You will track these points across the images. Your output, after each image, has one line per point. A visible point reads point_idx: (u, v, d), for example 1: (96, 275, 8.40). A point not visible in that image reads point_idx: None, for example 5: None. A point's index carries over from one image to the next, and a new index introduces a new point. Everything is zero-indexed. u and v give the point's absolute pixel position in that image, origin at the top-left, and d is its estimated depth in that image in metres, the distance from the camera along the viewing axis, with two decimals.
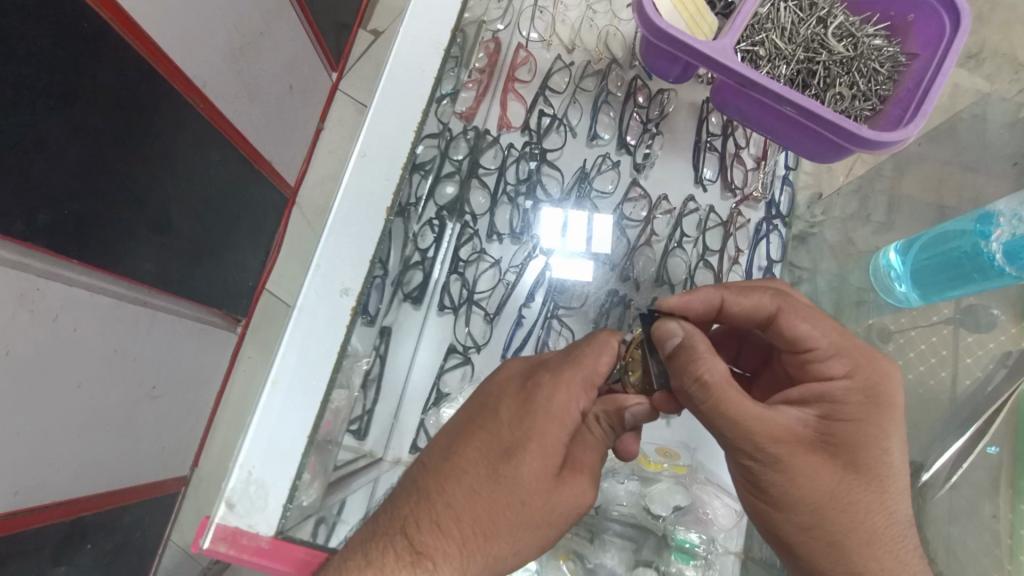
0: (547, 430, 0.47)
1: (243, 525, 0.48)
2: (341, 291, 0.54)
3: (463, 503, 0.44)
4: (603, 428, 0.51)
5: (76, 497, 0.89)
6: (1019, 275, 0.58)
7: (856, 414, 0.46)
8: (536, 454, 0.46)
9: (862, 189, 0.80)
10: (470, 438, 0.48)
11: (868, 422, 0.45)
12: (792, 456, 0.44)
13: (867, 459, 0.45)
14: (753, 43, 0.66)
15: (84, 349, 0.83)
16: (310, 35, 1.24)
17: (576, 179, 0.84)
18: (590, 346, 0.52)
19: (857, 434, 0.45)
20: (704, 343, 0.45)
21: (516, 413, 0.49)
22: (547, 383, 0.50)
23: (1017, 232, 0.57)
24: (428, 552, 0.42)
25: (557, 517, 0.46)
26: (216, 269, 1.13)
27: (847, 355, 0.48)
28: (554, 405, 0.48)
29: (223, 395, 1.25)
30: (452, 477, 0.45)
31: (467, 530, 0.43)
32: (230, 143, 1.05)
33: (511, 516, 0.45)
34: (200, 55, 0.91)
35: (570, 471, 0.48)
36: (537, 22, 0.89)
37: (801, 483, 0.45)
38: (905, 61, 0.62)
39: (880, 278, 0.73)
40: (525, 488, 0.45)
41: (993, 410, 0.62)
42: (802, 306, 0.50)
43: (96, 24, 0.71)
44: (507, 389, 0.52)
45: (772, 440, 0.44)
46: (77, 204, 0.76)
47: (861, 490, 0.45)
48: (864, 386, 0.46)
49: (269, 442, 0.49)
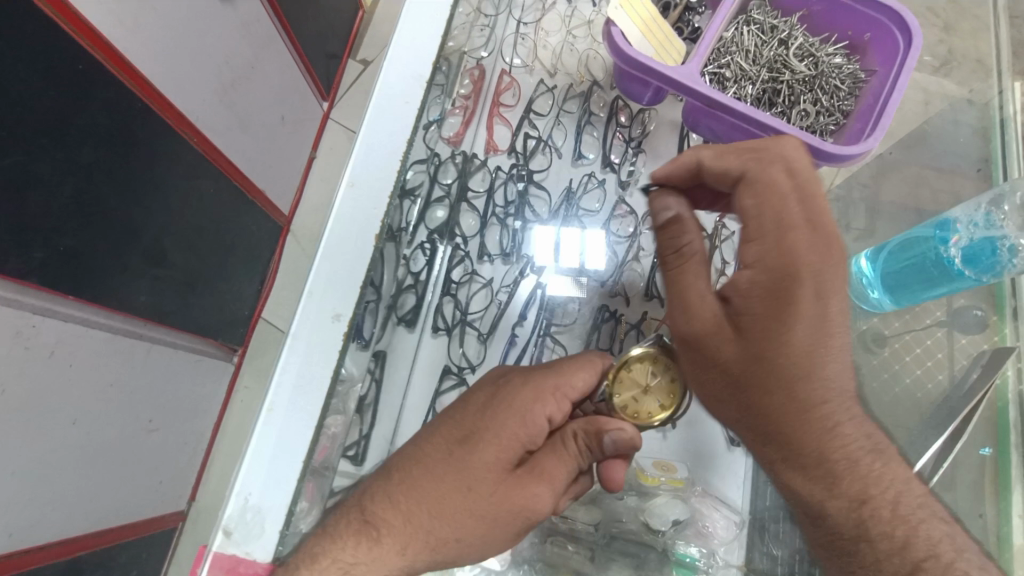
0: (501, 425, 0.52)
1: (241, 553, 0.53)
2: (334, 316, 0.60)
3: (417, 483, 0.51)
4: (577, 447, 0.53)
5: (71, 535, 0.88)
6: (980, 278, 0.60)
7: (756, 310, 0.46)
8: (489, 448, 0.51)
9: (842, 198, 0.82)
10: (437, 430, 0.54)
11: (778, 312, 0.45)
12: (743, 363, 0.47)
13: (773, 358, 0.46)
14: (720, 65, 0.69)
15: (80, 384, 0.83)
16: (300, 67, 1.27)
17: (562, 199, 0.86)
18: (572, 364, 0.56)
19: (761, 330, 0.46)
20: (692, 220, 0.51)
21: (480, 407, 0.55)
22: (516, 384, 0.55)
23: (974, 237, 0.60)
24: (375, 522, 0.50)
25: (502, 510, 0.51)
26: (212, 298, 1.14)
27: (763, 247, 0.47)
28: (515, 403, 0.53)
29: (220, 426, 1.24)
30: (413, 460, 0.53)
31: (414, 506, 0.51)
32: (222, 175, 1.07)
33: (456, 501, 0.50)
34: (191, 90, 0.93)
35: (525, 472, 0.52)
36: (519, 49, 0.92)
37: (760, 396, 0.46)
38: (865, 78, 0.66)
39: (855, 285, 0.75)
40: (469, 477, 0.51)
41: (971, 406, 0.60)
42: (803, 192, 0.48)
43: (91, 63, 0.74)
44: (483, 385, 0.57)
45: (715, 338, 0.48)
46: (71, 239, 0.77)
47: (777, 394, 0.46)
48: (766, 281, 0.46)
49: (261, 464, 0.54)
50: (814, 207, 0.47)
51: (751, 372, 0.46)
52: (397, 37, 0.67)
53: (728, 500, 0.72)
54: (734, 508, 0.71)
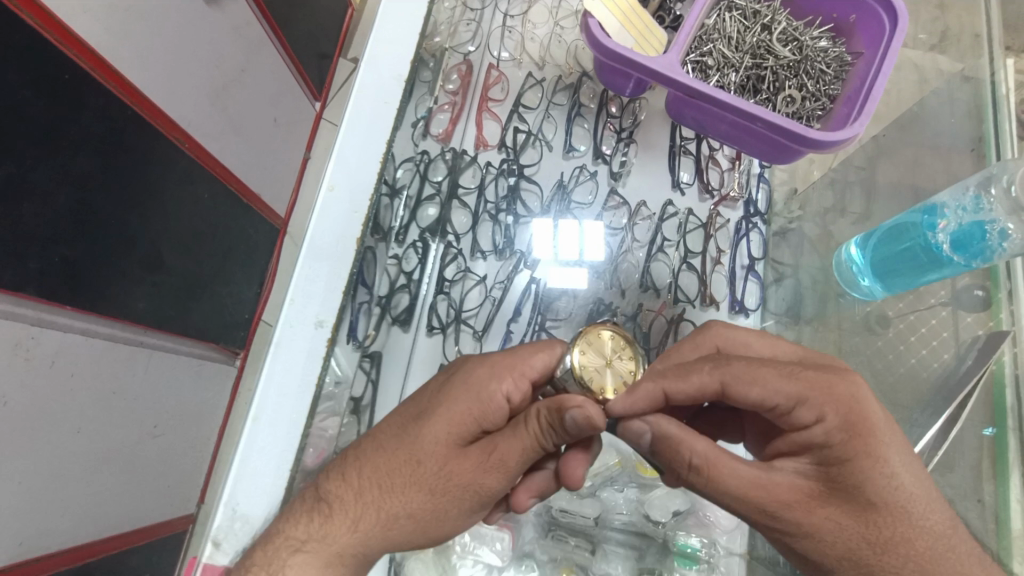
0: (456, 399, 0.49)
1: (229, 562, 0.56)
2: (317, 323, 0.62)
3: (368, 458, 0.49)
4: (539, 425, 0.46)
5: (81, 542, 0.89)
6: (970, 263, 0.59)
7: (846, 452, 0.43)
8: (442, 422, 0.48)
9: (836, 182, 0.81)
10: (398, 407, 0.53)
11: (864, 461, 0.43)
12: (802, 511, 0.44)
13: (879, 495, 0.43)
14: (703, 53, 0.68)
15: (81, 394, 0.83)
16: (292, 68, 1.27)
17: (555, 191, 0.85)
18: (535, 345, 0.53)
19: (856, 474, 0.43)
20: (670, 427, 0.47)
21: (441, 383, 0.52)
22: (476, 359, 0.52)
23: (962, 221, 0.59)
24: (328, 497, 0.49)
25: (451, 486, 0.48)
26: (211, 302, 1.14)
27: (807, 398, 0.45)
28: (473, 375, 0.50)
29: (224, 429, 1.25)
30: (369, 436, 0.51)
31: (364, 480, 0.49)
32: (216, 180, 1.06)
33: (405, 476, 0.48)
34: (182, 96, 0.93)
35: (479, 449, 0.49)
36: (506, 42, 0.91)
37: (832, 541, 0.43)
38: (851, 61, 0.64)
39: (845, 273, 0.74)
40: (424, 451, 0.48)
41: (965, 392, 0.60)
42: (746, 370, 0.46)
43: (78, 73, 0.73)
44: (447, 364, 0.54)
45: (767, 502, 0.44)
46: (68, 250, 0.77)
47: (889, 529, 0.43)
48: (838, 421, 0.44)
49: (244, 473, 0.57)
50: (781, 387, 0.45)
51: (857, 509, 0.43)
52: (372, 40, 0.67)
53: None
54: None
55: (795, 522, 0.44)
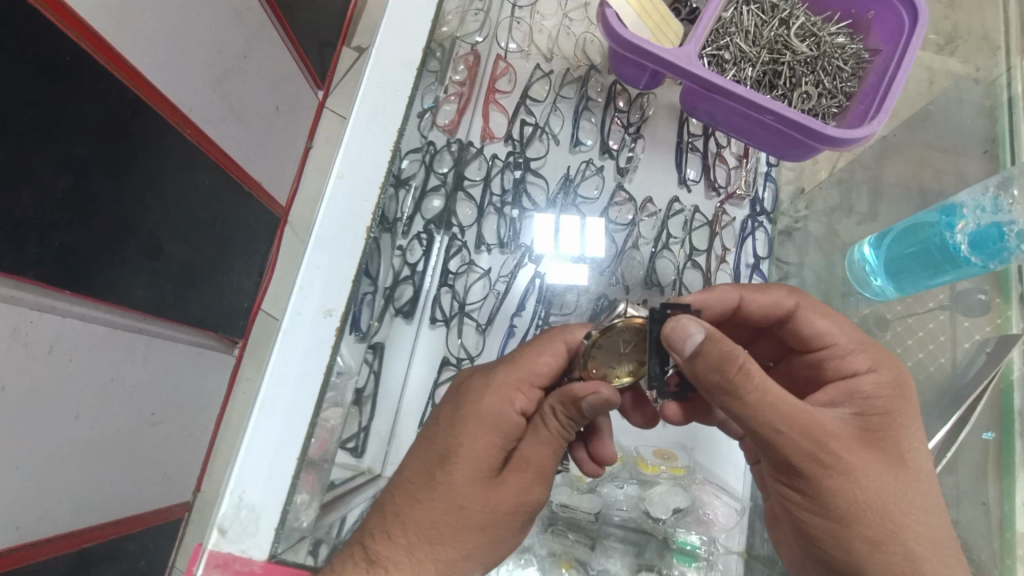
0: (475, 434, 0.48)
1: (236, 550, 0.47)
2: (324, 312, 0.53)
3: (411, 513, 0.46)
4: (558, 423, 0.50)
5: (79, 528, 0.89)
6: (986, 264, 0.59)
7: (889, 405, 0.48)
8: (468, 458, 0.47)
9: (844, 180, 0.80)
10: (414, 452, 0.50)
11: (903, 413, 0.48)
12: (840, 449, 0.44)
13: (912, 452, 0.47)
14: (719, 47, 0.67)
15: (82, 380, 0.83)
16: (295, 54, 1.25)
17: (561, 185, 0.84)
18: (531, 348, 0.54)
19: (895, 426, 0.48)
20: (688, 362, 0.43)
21: (449, 419, 0.50)
22: (478, 386, 0.51)
23: (981, 223, 0.59)
24: (382, 561, 0.44)
25: (497, 515, 0.47)
26: (211, 291, 1.13)
27: (866, 352, 0.53)
28: (484, 406, 0.50)
29: (223, 417, 1.25)
30: (400, 491, 0.48)
31: (412, 537, 0.45)
32: (217, 167, 1.05)
33: (454, 522, 0.46)
34: (184, 81, 0.92)
35: (513, 468, 0.49)
36: (514, 33, 0.90)
37: (863, 485, 0.43)
38: (869, 57, 0.63)
39: (856, 272, 0.74)
40: (461, 493, 0.46)
41: (976, 396, 0.60)
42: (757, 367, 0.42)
43: (78, 56, 0.72)
44: (448, 395, 0.53)
45: (825, 434, 0.43)
46: (67, 234, 0.76)
47: (913, 486, 0.45)
48: (889, 377, 0.50)
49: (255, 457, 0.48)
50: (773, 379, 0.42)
51: (892, 465, 0.45)
52: (387, 19, 0.62)
53: (728, 488, 0.72)
54: (735, 496, 0.72)
55: (836, 463, 0.43)
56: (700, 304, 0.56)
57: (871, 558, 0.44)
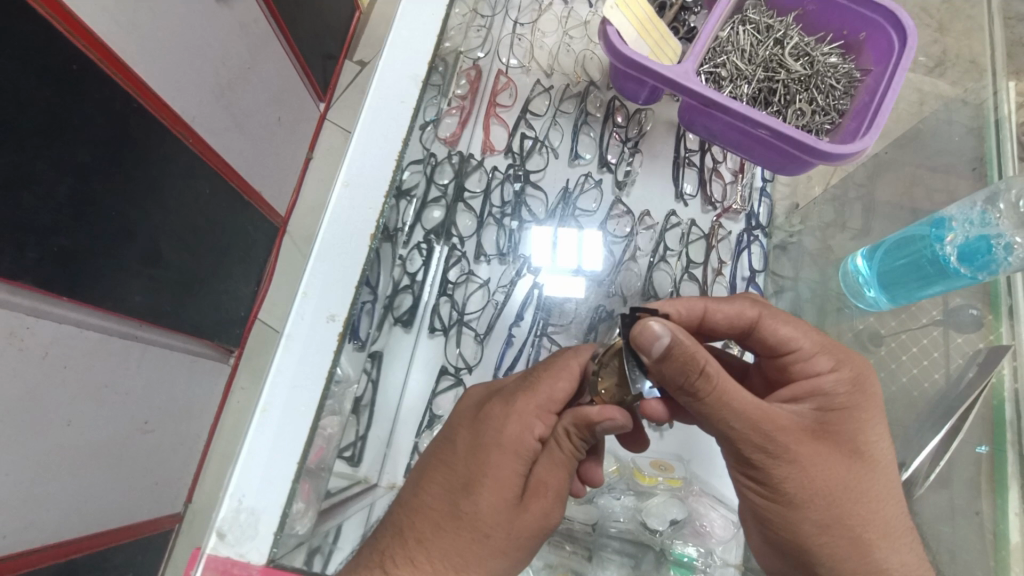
0: (499, 464, 0.48)
1: (234, 554, 0.46)
2: (328, 317, 0.54)
3: (434, 539, 0.45)
4: (572, 445, 0.50)
5: (66, 537, 0.87)
6: (975, 275, 0.60)
7: (847, 402, 0.49)
8: (494, 488, 0.47)
9: (837, 197, 0.82)
10: (432, 476, 0.49)
11: (860, 409, 0.49)
12: (796, 444, 0.45)
13: (866, 445, 0.48)
14: (716, 64, 0.70)
15: (74, 385, 0.82)
16: (298, 67, 1.27)
17: (559, 199, 0.85)
18: (546, 374, 0.53)
19: (853, 422, 0.48)
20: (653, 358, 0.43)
21: (469, 446, 0.49)
22: (499, 414, 0.50)
23: (969, 236, 0.60)
24: None
25: (520, 541, 0.47)
26: (207, 298, 1.13)
27: (829, 352, 0.53)
28: (506, 436, 0.49)
29: (216, 427, 1.24)
30: (419, 515, 0.46)
31: (439, 565, 0.44)
32: (218, 176, 1.06)
33: (478, 550, 0.45)
34: (187, 91, 0.93)
35: (535, 494, 0.48)
36: (516, 49, 0.92)
37: (813, 475, 0.45)
38: (860, 77, 0.66)
39: (851, 284, 0.75)
40: (487, 522, 0.45)
41: (964, 407, 0.61)
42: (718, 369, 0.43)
43: (84, 64, 0.73)
44: (463, 421, 0.53)
45: (778, 430, 0.45)
46: (67, 239, 0.76)
47: (866, 477, 0.47)
48: (849, 376, 0.50)
49: (260, 463, 0.48)
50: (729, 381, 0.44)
51: (845, 457, 0.47)
52: (393, 34, 0.63)
53: (725, 501, 0.72)
54: (732, 508, 0.71)
55: (788, 456, 0.45)
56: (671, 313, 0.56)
57: (818, 539, 0.47)
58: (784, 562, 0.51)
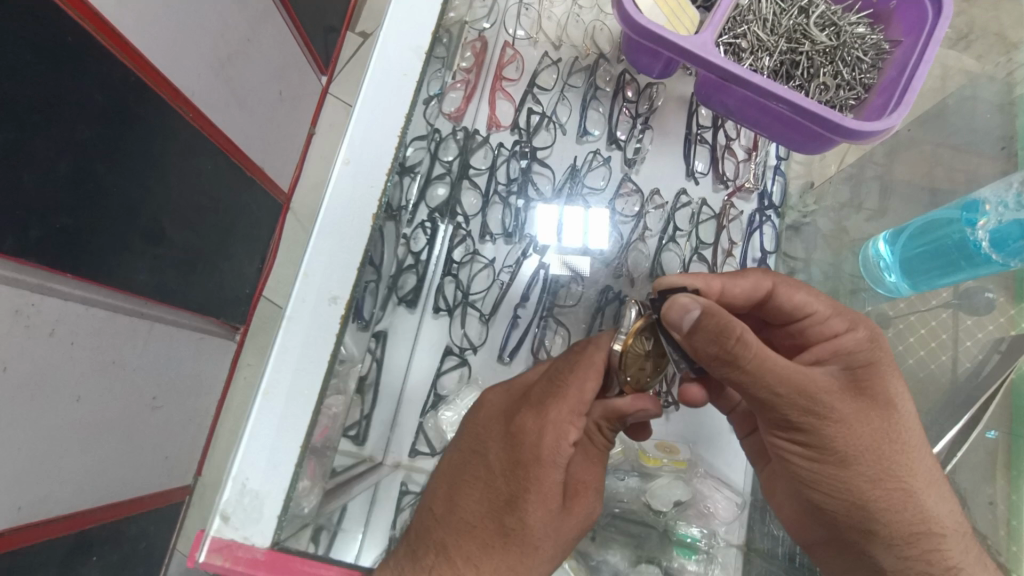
0: (540, 479, 0.47)
1: (238, 537, 0.46)
2: (329, 299, 0.53)
3: (483, 557, 0.45)
4: (603, 438, 0.52)
5: (80, 510, 0.89)
6: (1007, 262, 0.58)
7: (873, 357, 0.48)
8: (539, 502, 0.46)
9: (854, 176, 0.79)
10: (470, 491, 0.48)
11: (885, 363, 0.49)
12: (835, 402, 0.46)
13: (897, 396, 0.48)
14: (736, 35, 0.66)
15: (82, 362, 0.82)
16: (299, 40, 1.23)
17: (567, 176, 0.83)
18: (574, 373, 0.50)
19: (881, 375, 0.48)
20: (682, 333, 0.44)
21: (507, 464, 0.48)
22: (533, 427, 0.48)
23: (1003, 220, 0.58)
24: None
25: (565, 542, 0.48)
26: (212, 276, 1.13)
27: (842, 313, 0.51)
28: (544, 450, 0.47)
29: (224, 403, 1.26)
30: (464, 534, 0.46)
31: None
32: (220, 152, 1.04)
33: (532, 561, 0.46)
34: (186, 64, 0.90)
35: (575, 496, 0.49)
36: (523, 20, 0.88)
37: (854, 431, 0.46)
38: (889, 49, 0.62)
39: (871, 269, 0.73)
40: (535, 535, 0.46)
41: (985, 396, 0.60)
42: (755, 336, 0.43)
43: (80, 35, 0.71)
44: (493, 434, 0.51)
45: (818, 390, 0.45)
46: (69, 217, 0.76)
47: (900, 427, 0.47)
48: (869, 334, 0.49)
49: (260, 444, 0.48)
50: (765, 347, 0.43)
51: (880, 409, 0.47)
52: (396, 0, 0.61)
53: (730, 483, 0.73)
54: (736, 490, 0.72)
55: (831, 415, 0.45)
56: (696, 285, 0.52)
57: (874, 494, 0.47)
58: (833, 522, 0.51)
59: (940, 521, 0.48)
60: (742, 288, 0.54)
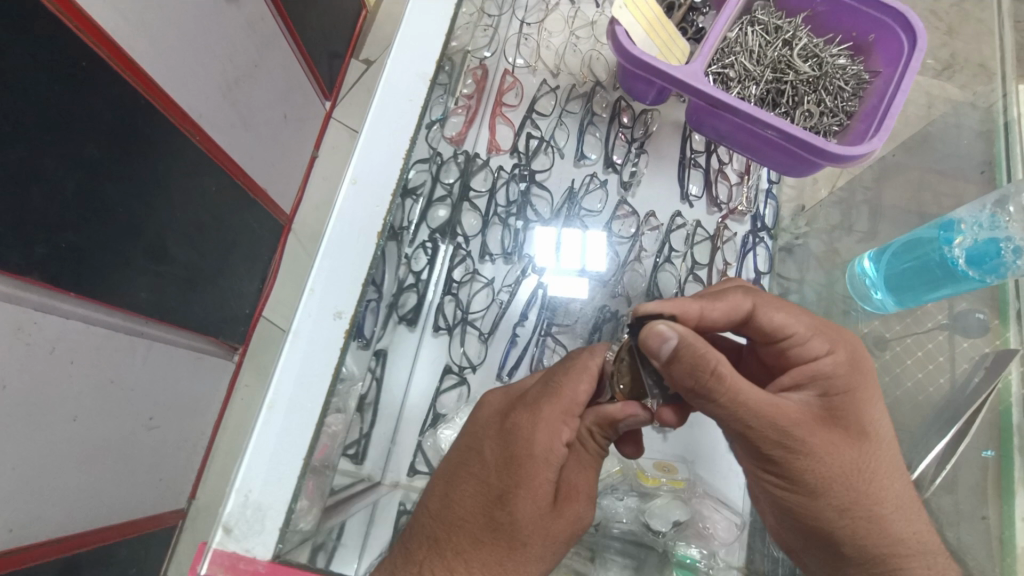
0: (531, 476, 0.47)
1: (240, 548, 0.47)
2: (335, 314, 0.54)
3: (473, 552, 0.46)
4: (596, 445, 0.52)
5: (71, 532, 0.88)
6: (984, 278, 0.60)
7: (849, 384, 0.49)
8: (529, 497, 0.47)
9: (844, 200, 0.82)
10: (462, 488, 0.48)
11: (862, 388, 0.50)
12: (810, 434, 0.46)
13: (871, 424, 0.49)
14: (724, 65, 0.70)
15: (81, 381, 0.83)
16: (304, 66, 1.27)
17: (565, 198, 0.85)
18: (568, 377, 0.52)
19: (856, 404, 0.49)
20: (658, 360, 0.44)
21: (500, 458, 0.48)
22: (526, 423, 0.49)
23: (979, 238, 0.59)
24: None
25: (554, 545, 0.48)
26: (213, 296, 1.14)
27: (823, 334, 0.52)
28: (537, 445, 0.48)
29: (220, 423, 1.25)
30: (456, 529, 0.47)
31: None
32: (224, 174, 1.06)
33: (521, 557, 0.46)
34: (194, 88, 0.93)
35: (566, 497, 0.49)
36: (522, 49, 0.92)
37: (829, 462, 0.46)
38: (869, 78, 0.65)
39: (858, 286, 0.75)
40: (525, 531, 0.46)
41: (971, 410, 0.61)
42: (731, 371, 0.43)
43: (92, 61, 0.73)
44: (488, 432, 0.51)
45: (791, 423, 0.45)
46: (74, 235, 0.77)
47: (874, 456, 0.48)
48: (846, 357, 0.50)
49: (263, 450, 0.49)
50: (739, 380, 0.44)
51: (854, 439, 0.48)
52: (404, 30, 0.63)
53: (728, 503, 0.73)
54: (735, 510, 0.72)
55: (806, 449, 0.46)
56: (670, 312, 0.49)
57: (841, 521, 0.48)
58: (805, 546, 0.52)
59: (910, 544, 0.48)
60: (716, 311, 0.51)
